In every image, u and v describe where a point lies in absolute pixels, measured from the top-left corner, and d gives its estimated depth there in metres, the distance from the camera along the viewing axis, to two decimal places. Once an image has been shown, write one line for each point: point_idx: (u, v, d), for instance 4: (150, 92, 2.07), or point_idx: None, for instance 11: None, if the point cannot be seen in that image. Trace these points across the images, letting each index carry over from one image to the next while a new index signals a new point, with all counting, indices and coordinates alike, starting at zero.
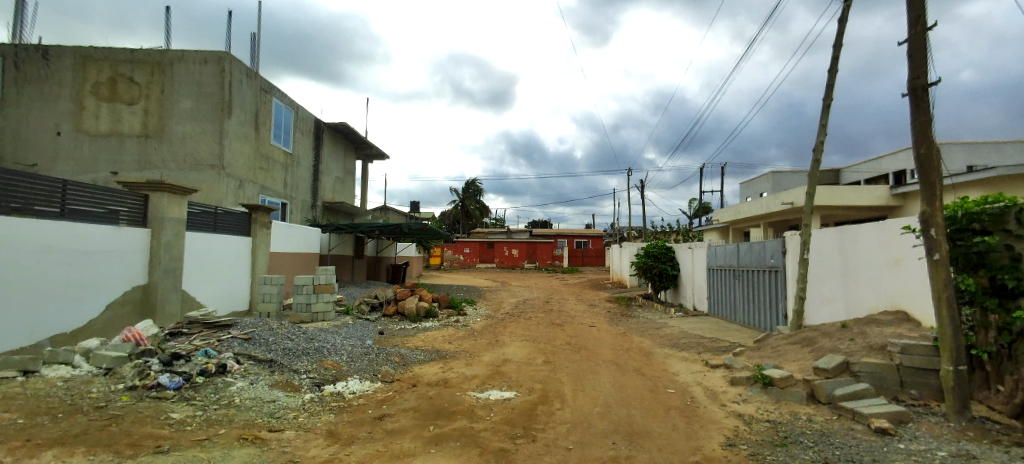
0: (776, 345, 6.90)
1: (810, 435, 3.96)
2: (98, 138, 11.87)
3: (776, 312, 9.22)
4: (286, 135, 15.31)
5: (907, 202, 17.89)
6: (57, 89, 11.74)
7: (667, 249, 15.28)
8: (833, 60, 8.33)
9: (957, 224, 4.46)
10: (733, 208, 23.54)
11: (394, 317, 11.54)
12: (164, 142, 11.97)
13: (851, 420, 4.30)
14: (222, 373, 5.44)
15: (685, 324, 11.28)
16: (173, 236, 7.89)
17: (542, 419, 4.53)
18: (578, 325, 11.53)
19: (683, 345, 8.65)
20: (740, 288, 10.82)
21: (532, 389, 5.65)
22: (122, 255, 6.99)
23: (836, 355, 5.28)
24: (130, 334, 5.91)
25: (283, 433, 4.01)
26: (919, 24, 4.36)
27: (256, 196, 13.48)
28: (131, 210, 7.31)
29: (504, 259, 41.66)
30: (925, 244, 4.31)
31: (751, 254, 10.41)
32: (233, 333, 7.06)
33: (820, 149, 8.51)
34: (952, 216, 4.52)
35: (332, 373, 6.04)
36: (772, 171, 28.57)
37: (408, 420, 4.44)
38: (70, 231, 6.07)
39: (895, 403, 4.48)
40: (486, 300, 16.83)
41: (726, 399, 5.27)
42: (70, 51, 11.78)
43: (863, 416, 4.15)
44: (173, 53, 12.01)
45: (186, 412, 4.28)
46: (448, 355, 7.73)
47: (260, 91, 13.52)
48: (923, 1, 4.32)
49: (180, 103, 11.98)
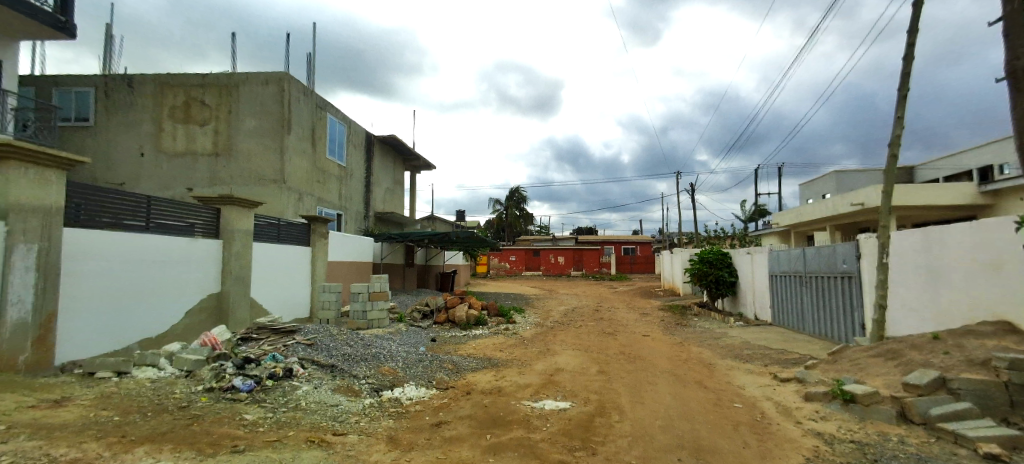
0: (854, 357, 6.33)
1: (904, 460, 3.57)
2: (175, 158, 12.98)
3: (851, 322, 8.49)
4: (340, 149, 16.09)
5: (1000, 201, 16.09)
6: (142, 113, 12.98)
7: (723, 255, 14.57)
8: (909, 47, 7.66)
9: None
10: (793, 211, 22.17)
11: (445, 324, 11.71)
12: (231, 159, 12.90)
13: (952, 443, 3.83)
14: (288, 377, 5.72)
15: (746, 333, 10.66)
16: (240, 247, 8.44)
17: (601, 432, 4.38)
18: (630, 333, 11.20)
19: (747, 357, 8.16)
20: (808, 296, 10.11)
21: (588, 400, 5.51)
22: (198, 265, 7.57)
23: (928, 370, 4.76)
24: (207, 339, 6.30)
25: (347, 436, 4.13)
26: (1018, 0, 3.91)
27: (313, 208, 14.23)
28: (205, 222, 7.90)
29: (551, 267, 41.44)
30: None
31: (820, 259, 9.70)
32: (298, 339, 7.41)
33: (897, 145, 7.81)
34: None
35: (389, 379, 6.18)
36: (836, 171, 26.65)
37: (465, 428, 4.44)
38: (154, 243, 6.65)
39: (1006, 427, 3.96)
40: (534, 308, 16.75)
41: (801, 415, 4.88)
42: (152, 79, 13.00)
43: (969, 439, 3.68)
44: (239, 76, 12.97)
45: (257, 413, 4.52)
46: (500, 363, 7.70)
47: (316, 108, 14.33)
48: None
49: (245, 123, 12.89)
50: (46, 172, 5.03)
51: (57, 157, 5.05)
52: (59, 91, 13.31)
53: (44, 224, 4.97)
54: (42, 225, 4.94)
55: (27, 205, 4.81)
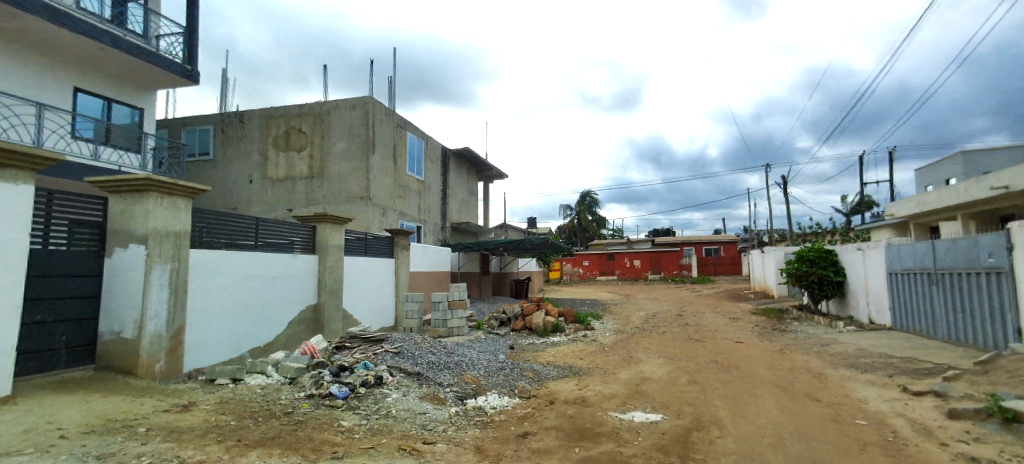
0: (1015, 368, 5.26)
1: (927, 444, 3.94)
2: (277, 183, 14.06)
3: (1005, 330, 7.08)
4: (418, 164, 16.24)
5: None
6: (251, 144, 14.32)
7: (828, 253, 13.42)
8: None
9: None
10: (913, 200, 18.71)
11: (523, 332, 11.66)
12: (325, 181, 13.65)
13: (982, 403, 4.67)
14: (379, 385, 5.86)
15: (864, 340, 9.55)
16: (335, 260, 9.03)
17: (701, 449, 4.01)
18: (721, 341, 10.43)
19: (865, 366, 7.33)
20: (942, 294, 8.73)
21: (681, 413, 5.11)
22: (298, 279, 8.15)
23: None
24: (306, 348, 6.70)
25: (436, 445, 4.09)
26: None
27: (396, 222, 14.54)
28: (303, 239, 8.49)
29: (627, 271, 40.18)
30: None
31: (957, 251, 8.31)
32: (386, 348, 7.58)
33: None
34: None
35: (472, 387, 6.13)
36: (963, 150, 22.07)
37: (553, 440, 4.28)
38: (262, 260, 7.28)
39: None
40: (613, 315, 16.19)
41: (946, 437, 4.08)
42: (258, 113, 14.28)
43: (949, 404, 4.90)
44: (330, 104, 13.74)
45: (353, 420, 4.63)
46: (583, 373, 7.40)
47: (397, 127, 14.77)
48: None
49: (336, 145, 13.61)
50: (177, 199, 5.64)
51: (186, 187, 5.64)
52: (186, 129, 15.15)
53: (175, 246, 5.57)
54: (173, 248, 5.53)
55: (165, 230, 5.41)
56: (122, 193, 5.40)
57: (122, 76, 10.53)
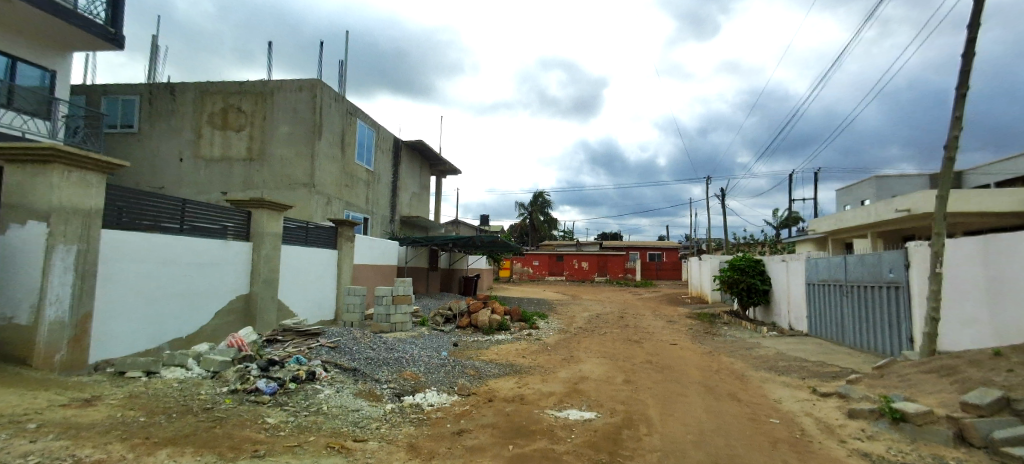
0: (904, 373, 5.91)
1: (829, 441, 4.34)
2: (211, 163, 13.12)
3: (899, 337, 7.95)
4: (367, 153, 15.72)
5: None
6: (182, 119, 13.25)
7: (756, 262, 14.45)
8: (971, 39, 6.64)
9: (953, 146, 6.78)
10: (832, 217, 20.55)
11: (468, 329, 11.62)
12: (265, 164, 12.90)
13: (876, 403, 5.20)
14: (311, 380, 5.62)
15: (783, 344, 10.38)
16: (271, 249, 8.53)
17: (629, 446, 4.17)
18: (657, 342, 10.94)
19: (782, 369, 7.96)
20: (849, 305, 9.66)
21: (614, 411, 5.30)
22: (229, 267, 7.63)
23: (991, 389, 4.31)
24: (233, 340, 6.29)
25: (367, 443, 3.97)
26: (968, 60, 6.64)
27: (341, 212, 14.01)
28: (236, 225, 7.96)
29: (574, 272, 41.16)
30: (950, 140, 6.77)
31: (863, 266, 9.23)
32: (321, 341, 7.29)
33: (956, 147, 6.80)
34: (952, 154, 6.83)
35: (410, 384, 6.03)
36: (876, 175, 24.52)
37: (488, 437, 4.29)
38: (187, 245, 6.73)
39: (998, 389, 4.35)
40: (558, 314, 16.54)
41: (845, 434, 4.51)
42: (192, 87, 13.24)
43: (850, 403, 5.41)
44: (274, 83, 12.97)
45: (279, 417, 4.39)
46: (523, 370, 7.50)
47: (347, 114, 14.19)
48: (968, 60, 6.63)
49: (279, 128, 12.89)
50: (87, 174, 5.06)
51: (98, 160, 5.07)
52: (106, 98, 13.74)
53: (83, 225, 5.01)
54: (81, 227, 4.98)
55: (71, 207, 4.85)
56: (21, 163, 4.79)
57: (30, 32, 9.38)
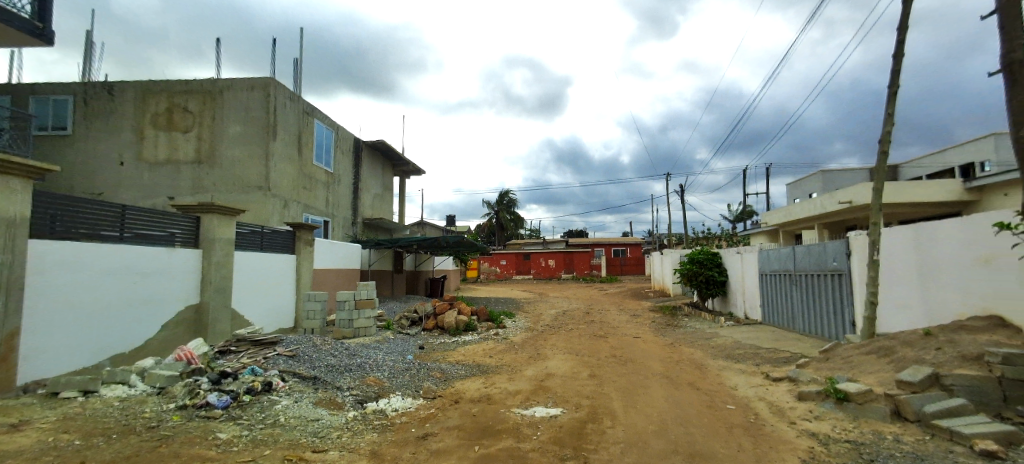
0: (847, 355, 6.30)
1: (780, 423, 4.57)
2: (156, 167, 12.37)
3: (842, 321, 8.47)
4: (326, 155, 15.25)
5: (985, 197, 15.65)
6: (122, 120, 12.40)
7: (714, 255, 15.03)
8: (899, 42, 7.15)
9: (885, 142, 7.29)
10: (782, 210, 21.66)
11: (434, 331, 11.49)
12: (215, 167, 12.28)
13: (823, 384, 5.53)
14: (267, 392, 5.40)
15: (739, 333, 10.85)
16: (223, 255, 8.13)
17: (593, 439, 4.24)
18: (622, 336, 11.19)
19: (738, 357, 8.32)
20: (798, 293, 10.21)
21: (579, 406, 5.38)
22: (177, 276, 7.21)
23: (922, 367, 4.66)
24: (182, 354, 5.95)
25: (327, 453, 3.85)
26: (896, 61, 7.15)
27: (300, 216, 13.52)
28: (184, 231, 7.53)
29: (542, 270, 41.52)
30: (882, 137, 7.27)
31: (810, 256, 9.78)
32: (279, 350, 7.02)
33: (888, 142, 7.32)
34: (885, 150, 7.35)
35: (374, 389, 5.90)
36: (821, 170, 26.04)
37: (453, 440, 4.25)
38: (128, 254, 6.29)
39: (928, 366, 4.71)
40: (526, 313, 16.63)
41: (795, 416, 4.76)
42: (133, 86, 12.43)
43: (799, 386, 5.72)
44: (223, 82, 12.36)
45: (232, 432, 4.19)
46: (489, 370, 7.48)
47: (303, 114, 13.70)
48: (897, 62, 7.15)
49: (230, 129, 12.29)
50: (11, 180, 4.69)
51: (24, 164, 4.72)
52: (34, 98, 12.66)
53: (7, 236, 4.62)
54: (4, 238, 4.59)
55: None
56: None
57: None
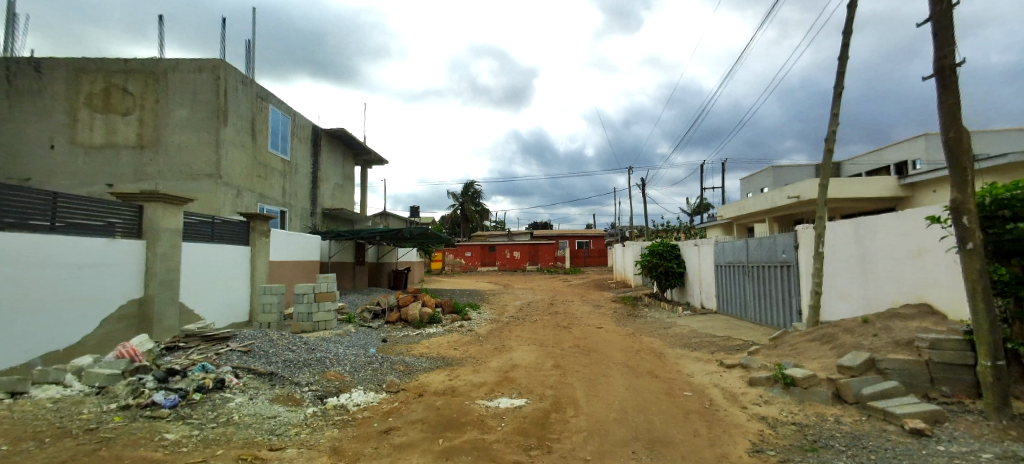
0: (794, 342, 6.71)
1: (733, 408, 4.82)
2: (92, 151, 11.41)
3: (789, 310, 9.01)
4: (282, 142, 14.56)
5: (915, 193, 16.97)
6: (50, 100, 11.33)
7: (672, 247, 15.57)
8: (844, 46, 7.58)
9: (830, 142, 7.75)
10: (736, 204, 22.68)
11: (397, 323, 11.31)
12: (160, 153, 11.47)
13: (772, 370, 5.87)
14: (220, 389, 5.14)
15: (695, 322, 11.32)
16: (170, 246, 7.62)
17: (557, 429, 4.32)
18: (584, 326, 11.42)
19: (695, 345, 8.69)
20: (750, 284, 10.75)
21: (543, 396, 5.46)
22: (118, 269, 6.70)
23: (860, 352, 5.02)
24: (124, 351, 5.56)
25: (284, 451, 3.71)
26: (841, 65, 7.59)
27: (254, 205, 12.87)
28: (126, 221, 7.00)
29: (507, 262, 41.70)
30: (828, 137, 7.73)
31: (762, 249, 10.30)
32: (232, 346, 6.69)
33: (833, 141, 7.78)
34: (830, 149, 7.81)
35: (335, 384, 5.75)
36: (772, 166, 27.42)
37: (416, 433, 4.20)
38: (61, 246, 5.78)
39: (865, 351, 5.08)
40: (490, 304, 16.64)
41: (746, 401, 5.03)
42: (63, 63, 11.37)
43: (751, 372, 6.04)
44: (167, 62, 11.51)
45: (181, 433, 3.96)
46: (454, 362, 7.44)
47: (257, 98, 12.98)
48: (842, 65, 7.59)
49: (175, 113, 11.48)
50: None
51: None
52: None
53: None
54: None
55: None
56: None
57: None
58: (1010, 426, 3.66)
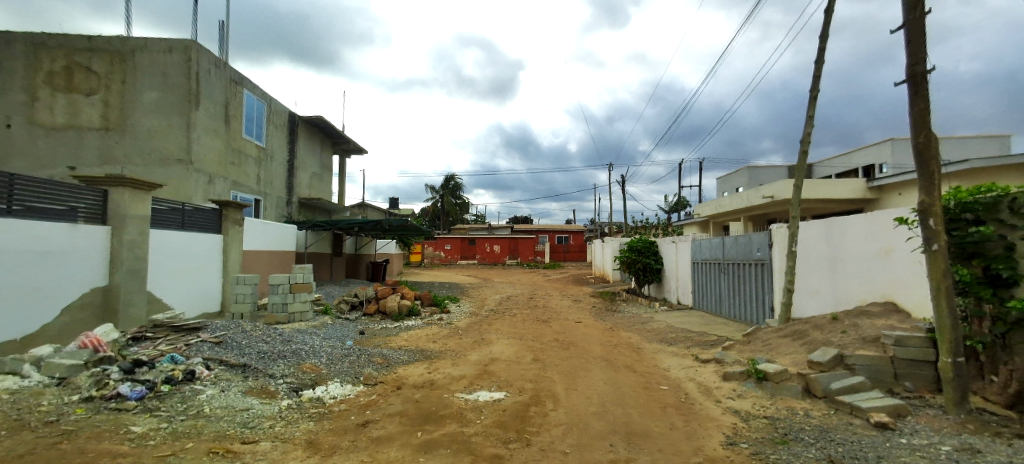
0: (766, 338, 6.90)
1: (708, 401, 4.94)
2: (52, 132, 10.81)
3: (763, 306, 9.27)
4: (258, 128, 14.10)
5: (882, 196, 17.61)
6: (6, 76, 10.67)
7: (651, 244, 15.81)
8: (821, 50, 7.77)
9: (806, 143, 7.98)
10: (713, 202, 23.14)
11: (375, 315, 11.16)
12: (126, 136, 10.97)
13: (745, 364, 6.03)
14: (190, 381, 4.96)
15: (672, 318, 11.55)
16: (137, 234, 7.30)
17: (536, 422, 4.34)
18: (564, 321, 11.51)
19: (672, 340, 8.86)
20: (726, 281, 11.00)
21: (523, 389, 5.48)
22: (81, 256, 6.39)
23: (829, 348, 5.20)
24: (87, 341, 5.30)
25: (258, 445, 3.61)
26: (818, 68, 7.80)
27: (227, 192, 12.46)
28: (89, 206, 6.67)
29: (486, 255, 41.65)
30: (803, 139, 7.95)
31: (737, 247, 10.55)
32: (203, 337, 6.48)
33: (808, 143, 7.99)
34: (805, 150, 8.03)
35: (311, 377, 5.63)
36: (748, 166, 28.06)
37: (395, 427, 4.15)
38: (20, 230, 5.47)
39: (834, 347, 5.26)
40: (470, 298, 16.59)
41: (720, 395, 5.15)
42: (21, 38, 10.72)
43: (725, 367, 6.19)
44: (135, 41, 10.98)
45: (148, 426, 3.81)
46: (433, 355, 7.39)
47: (231, 82, 12.52)
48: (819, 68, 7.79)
49: (143, 94, 10.97)
50: None
51: None
52: None
53: None
54: None
55: None
56: None
57: None
58: (966, 419, 3.86)
